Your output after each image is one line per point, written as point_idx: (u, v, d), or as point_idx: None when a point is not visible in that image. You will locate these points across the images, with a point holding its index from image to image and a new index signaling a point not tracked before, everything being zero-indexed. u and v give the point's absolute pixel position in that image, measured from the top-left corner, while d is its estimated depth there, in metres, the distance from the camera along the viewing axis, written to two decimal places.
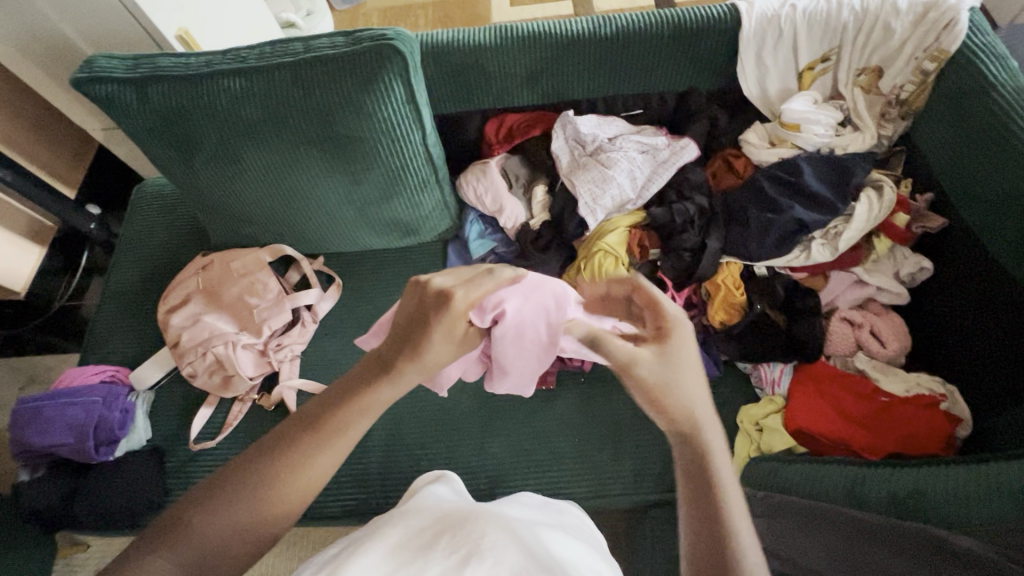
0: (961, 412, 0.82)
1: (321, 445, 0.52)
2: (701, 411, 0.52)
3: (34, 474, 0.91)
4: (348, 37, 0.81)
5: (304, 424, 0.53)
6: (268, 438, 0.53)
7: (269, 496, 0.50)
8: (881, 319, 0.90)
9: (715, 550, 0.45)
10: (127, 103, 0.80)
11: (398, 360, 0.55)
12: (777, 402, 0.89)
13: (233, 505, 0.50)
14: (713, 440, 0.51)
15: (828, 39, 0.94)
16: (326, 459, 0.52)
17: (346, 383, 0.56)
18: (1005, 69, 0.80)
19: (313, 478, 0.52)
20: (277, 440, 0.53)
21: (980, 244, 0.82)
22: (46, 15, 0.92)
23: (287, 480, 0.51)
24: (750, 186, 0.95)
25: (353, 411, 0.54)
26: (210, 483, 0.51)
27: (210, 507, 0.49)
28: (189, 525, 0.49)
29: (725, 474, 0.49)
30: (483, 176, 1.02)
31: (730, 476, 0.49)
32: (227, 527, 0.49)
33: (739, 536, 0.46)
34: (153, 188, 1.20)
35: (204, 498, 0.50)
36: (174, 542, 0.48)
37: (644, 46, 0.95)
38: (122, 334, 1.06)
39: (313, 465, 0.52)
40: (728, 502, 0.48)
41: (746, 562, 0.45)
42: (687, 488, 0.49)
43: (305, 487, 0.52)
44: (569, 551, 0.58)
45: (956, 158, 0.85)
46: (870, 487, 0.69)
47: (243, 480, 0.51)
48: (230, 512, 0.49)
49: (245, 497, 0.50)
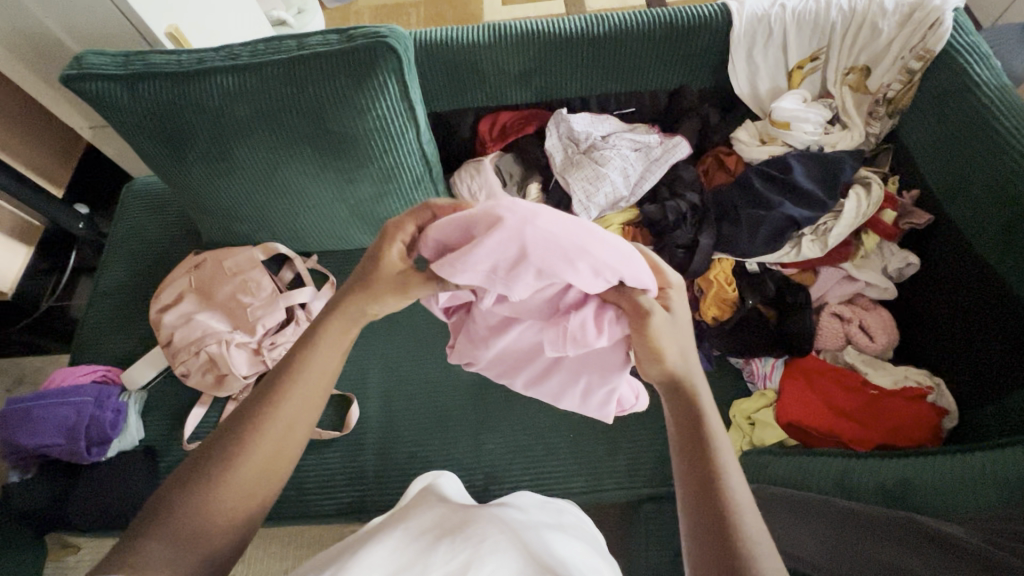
0: (947, 404, 0.84)
1: (284, 400, 0.53)
2: (691, 367, 0.54)
3: (24, 476, 0.90)
4: (342, 34, 0.81)
5: (272, 385, 0.54)
6: (240, 410, 0.53)
7: (244, 461, 0.50)
8: (870, 314, 0.92)
9: (704, 490, 0.47)
10: (118, 100, 0.80)
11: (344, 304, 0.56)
12: (769, 396, 0.90)
13: (212, 479, 0.49)
14: (701, 390, 0.54)
15: (816, 38, 0.95)
16: (294, 406, 0.53)
17: (300, 338, 0.57)
18: (988, 68, 0.82)
19: (284, 429, 0.52)
20: (247, 409, 0.53)
21: (964, 239, 0.84)
22: (34, 12, 0.91)
23: (258, 440, 0.51)
24: (741, 184, 0.96)
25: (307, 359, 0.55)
26: (188, 468, 0.50)
27: (190, 489, 0.48)
28: (174, 509, 0.47)
29: (714, 420, 0.52)
30: (477, 174, 1.02)
31: (716, 422, 0.52)
32: (214, 506, 0.48)
33: (728, 476, 0.48)
34: (143, 186, 1.19)
35: (184, 481, 0.49)
36: (161, 529, 0.46)
37: (636, 45, 0.95)
38: (114, 334, 1.05)
39: (279, 421, 0.52)
40: (717, 445, 0.50)
41: (735, 501, 0.46)
42: (684, 447, 0.51)
43: (278, 447, 0.52)
44: (559, 544, 0.58)
45: (942, 156, 0.87)
46: (860, 479, 0.70)
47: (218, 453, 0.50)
48: (215, 490, 0.49)
49: (228, 473, 0.49)
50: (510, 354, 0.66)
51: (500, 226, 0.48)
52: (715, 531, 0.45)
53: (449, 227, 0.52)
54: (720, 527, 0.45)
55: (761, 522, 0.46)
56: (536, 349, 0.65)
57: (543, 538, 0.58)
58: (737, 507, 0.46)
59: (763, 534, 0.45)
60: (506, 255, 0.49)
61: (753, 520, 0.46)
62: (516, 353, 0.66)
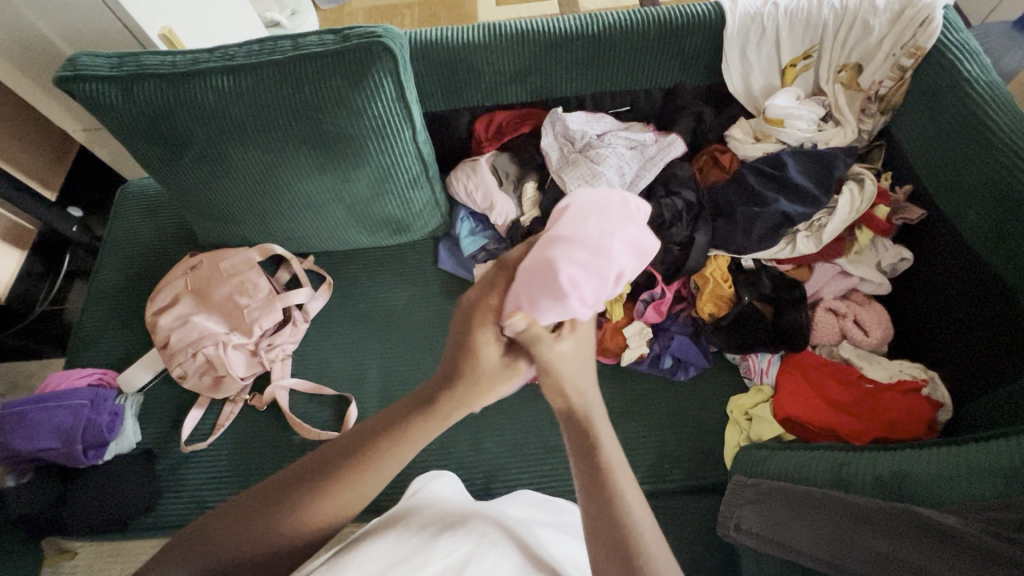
0: (942, 397, 0.85)
1: (353, 478, 0.49)
2: (590, 398, 0.53)
3: (20, 480, 0.87)
4: (337, 34, 0.81)
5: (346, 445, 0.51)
6: (306, 463, 0.51)
7: (285, 523, 0.48)
8: (865, 309, 0.94)
9: (603, 514, 0.47)
10: (113, 100, 0.79)
11: (439, 395, 0.52)
12: (765, 392, 0.92)
13: (250, 528, 0.48)
14: (598, 416, 0.52)
15: (809, 36, 0.95)
16: (357, 485, 0.49)
17: (393, 414, 0.52)
18: (978, 65, 0.84)
19: (346, 501, 0.49)
20: (314, 467, 0.50)
21: (956, 235, 0.85)
22: (23, 13, 0.90)
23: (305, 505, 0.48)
24: (736, 181, 0.97)
25: (388, 448, 0.50)
26: (233, 506, 0.49)
27: (228, 526, 0.48)
28: (211, 535, 0.48)
29: (611, 445, 0.50)
30: (474, 173, 1.03)
31: (612, 443, 0.51)
32: (239, 553, 0.47)
33: (624, 492, 0.48)
34: (138, 189, 1.19)
35: (229, 512, 0.49)
36: (196, 548, 0.47)
37: (630, 43, 0.96)
38: (109, 337, 1.04)
39: (337, 494, 0.49)
40: (611, 468, 0.49)
41: (633, 522, 0.46)
42: (582, 468, 0.50)
43: (324, 517, 0.49)
44: (562, 550, 0.59)
45: (935, 151, 0.87)
46: (856, 470, 0.71)
47: (266, 505, 0.48)
48: (265, 522, 0.48)
49: (271, 524, 0.48)
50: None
51: (611, 269, 0.54)
52: (615, 551, 0.45)
53: (562, 309, 0.52)
54: (619, 550, 0.45)
55: (658, 536, 0.47)
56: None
57: (543, 537, 0.59)
58: (636, 525, 0.46)
59: (662, 550, 0.46)
60: (614, 282, 0.55)
61: (652, 537, 0.46)
62: None
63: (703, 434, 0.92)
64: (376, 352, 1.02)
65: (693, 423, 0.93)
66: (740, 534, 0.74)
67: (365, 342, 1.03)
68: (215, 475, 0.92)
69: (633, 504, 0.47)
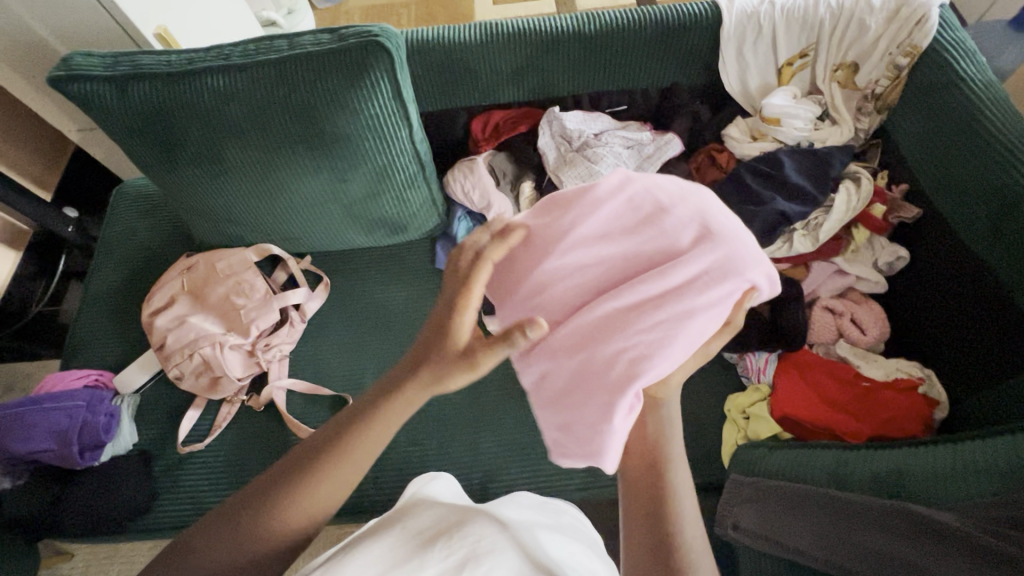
0: (937, 395, 0.85)
1: (324, 476, 0.49)
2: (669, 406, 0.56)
3: (15, 483, 0.88)
4: (334, 33, 0.81)
5: (303, 457, 0.51)
6: (281, 465, 0.51)
7: (263, 525, 0.48)
8: (861, 308, 0.94)
9: (650, 508, 0.52)
10: (108, 100, 0.79)
11: (400, 378, 0.51)
12: (763, 390, 0.91)
13: (232, 538, 0.48)
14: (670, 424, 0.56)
15: (805, 35, 0.95)
16: (331, 483, 0.49)
17: (356, 405, 0.52)
18: (974, 64, 0.84)
19: (321, 500, 0.50)
20: (289, 467, 0.51)
21: (952, 233, 0.85)
22: (17, 13, 0.90)
23: (283, 507, 0.49)
24: (732, 179, 0.97)
25: (351, 441, 0.50)
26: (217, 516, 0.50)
27: (212, 534, 0.48)
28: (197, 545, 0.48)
29: (673, 447, 0.55)
30: (471, 173, 1.03)
31: (676, 449, 0.55)
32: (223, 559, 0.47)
33: (676, 492, 0.53)
34: (133, 188, 1.18)
35: (214, 521, 0.49)
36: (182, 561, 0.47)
37: (627, 42, 0.96)
38: (105, 338, 1.04)
39: (312, 493, 0.49)
40: (670, 465, 0.54)
41: (677, 514, 0.51)
42: (637, 461, 0.55)
43: (305, 517, 0.49)
44: (560, 551, 0.59)
45: (931, 150, 0.88)
46: (854, 469, 0.71)
47: (245, 509, 0.49)
48: (245, 527, 0.48)
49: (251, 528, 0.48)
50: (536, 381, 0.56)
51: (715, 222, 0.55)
52: (656, 546, 0.50)
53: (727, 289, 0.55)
54: (663, 542, 0.50)
55: (700, 535, 0.52)
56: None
57: (541, 539, 0.59)
58: (679, 517, 0.51)
59: (702, 548, 0.51)
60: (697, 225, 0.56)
61: (692, 532, 0.51)
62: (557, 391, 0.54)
63: (701, 434, 0.92)
64: (373, 352, 1.01)
65: (690, 423, 0.93)
66: (738, 533, 0.73)
67: (362, 342, 1.02)
68: (212, 476, 0.92)
69: (683, 505, 0.52)
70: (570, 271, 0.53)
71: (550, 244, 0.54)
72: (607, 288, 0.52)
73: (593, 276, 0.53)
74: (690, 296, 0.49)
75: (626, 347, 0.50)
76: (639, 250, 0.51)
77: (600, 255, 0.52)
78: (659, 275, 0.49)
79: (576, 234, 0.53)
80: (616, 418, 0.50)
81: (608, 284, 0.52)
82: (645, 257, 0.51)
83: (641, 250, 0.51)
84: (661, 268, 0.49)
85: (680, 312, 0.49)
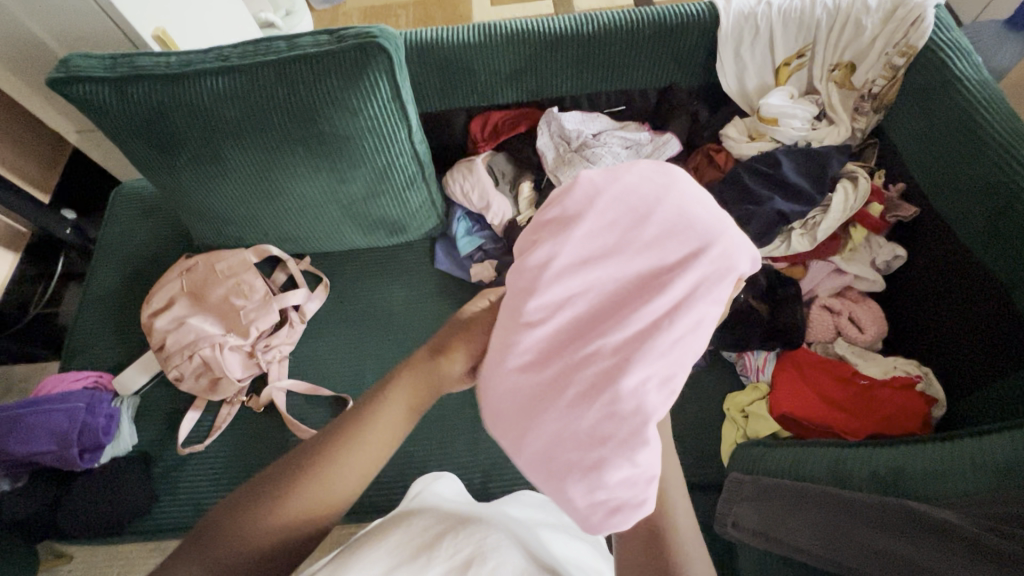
0: (935, 393, 0.85)
1: (353, 448, 0.52)
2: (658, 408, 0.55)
3: (15, 485, 0.89)
4: (332, 34, 0.80)
5: (320, 449, 0.52)
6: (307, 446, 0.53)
7: (291, 499, 0.49)
8: (860, 307, 0.94)
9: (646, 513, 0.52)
10: (107, 101, 0.79)
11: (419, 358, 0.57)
12: (762, 389, 0.92)
13: (260, 518, 0.48)
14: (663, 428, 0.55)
15: (802, 35, 0.96)
16: (361, 452, 0.52)
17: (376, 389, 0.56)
18: (970, 63, 0.84)
19: (351, 472, 0.52)
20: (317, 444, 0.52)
21: (949, 231, 0.86)
22: (16, 15, 0.90)
23: (314, 481, 0.50)
24: (731, 179, 0.97)
25: (377, 412, 0.54)
26: (242, 498, 0.50)
27: (240, 516, 0.48)
28: (223, 528, 0.48)
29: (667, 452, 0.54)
30: (470, 174, 1.03)
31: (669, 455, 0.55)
32: (248, 538, 0.47)
33: (670, 496, 0.53)
34: (132, 190, 1.18)
35: (240, 501, 0.50)
36: (204, 546, 0.47)
37: (624, 43, 0.96)
38: (105, 340, 1.04)
39: (345, 465, 0.51)
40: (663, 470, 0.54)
41: (672, 518, 0.52)
42: None
43: (335, 490, 0.51)
44: (564, 552, 0.59)
45: (928, 150, 0.88)
46: (852, 467, 0.72)
47: (276, 485, 0.50)
48: (271, 505, 0.49)
49: (281, 502, 0.49)
50: (542, 453, 0.48)
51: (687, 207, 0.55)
52: (650, 547, 0.50)
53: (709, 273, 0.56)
54: (656, 545, 0.50)
55: (695, 536, 0.52)
56: (528, 383, 0.49)
57: (544, 539, 0.59)
58: (674, 522, 0.51)
59: (698, 550, 0.51)
60: None
61: (688, 535, 0.51)
62: (572, 443, 0.47)
63: (700, 432, 0.93)
64: (373, 353, 1.02)
65: (690, 421, 0.94)
66: (737, 531, 0.75)
67: (362, 343, 1.02)
68: (213, 476, 0.92)
69: (677, 508, 0.52)
70: (564, 301, 0.49)
71: (541, 275, 0.49)
72: (606, 315, 0.49)
73: (589, 303, 0.49)
74: (697, 305, 0.47)
75: (647, 370, 0.46)
76: (631, 267, 0.49)
77: (592, 279, 0.49)
78: (660, 290, 0.47)
79: (559, 264, 0.50)
80: (651, 451, 0.46)
81: (607, 311, 0.49)
82: (637, 273, 0.49)
83: (632, 265, 0.49)
84: (662, 283, 0.48)
85: (692, 323, 0.47)
